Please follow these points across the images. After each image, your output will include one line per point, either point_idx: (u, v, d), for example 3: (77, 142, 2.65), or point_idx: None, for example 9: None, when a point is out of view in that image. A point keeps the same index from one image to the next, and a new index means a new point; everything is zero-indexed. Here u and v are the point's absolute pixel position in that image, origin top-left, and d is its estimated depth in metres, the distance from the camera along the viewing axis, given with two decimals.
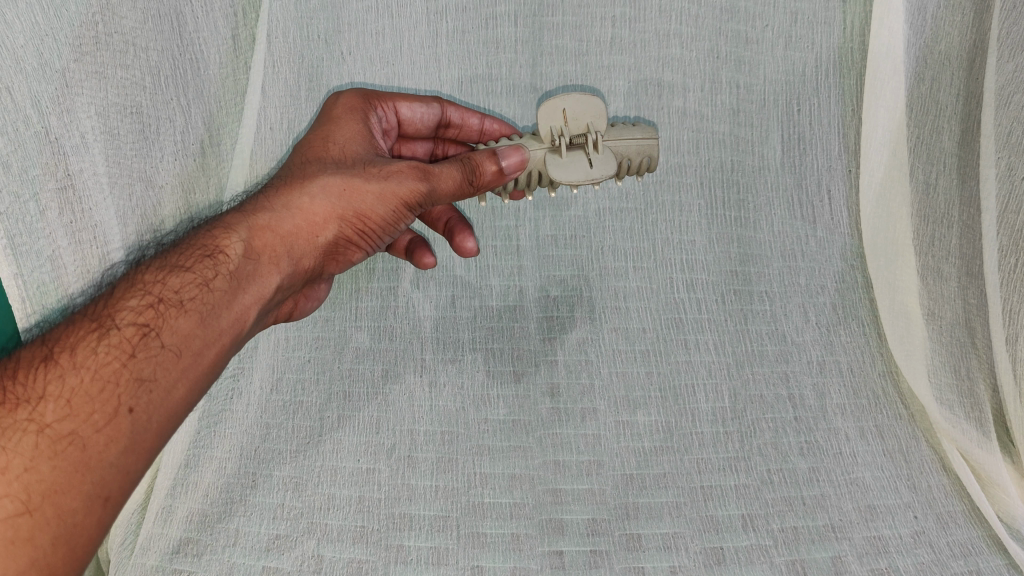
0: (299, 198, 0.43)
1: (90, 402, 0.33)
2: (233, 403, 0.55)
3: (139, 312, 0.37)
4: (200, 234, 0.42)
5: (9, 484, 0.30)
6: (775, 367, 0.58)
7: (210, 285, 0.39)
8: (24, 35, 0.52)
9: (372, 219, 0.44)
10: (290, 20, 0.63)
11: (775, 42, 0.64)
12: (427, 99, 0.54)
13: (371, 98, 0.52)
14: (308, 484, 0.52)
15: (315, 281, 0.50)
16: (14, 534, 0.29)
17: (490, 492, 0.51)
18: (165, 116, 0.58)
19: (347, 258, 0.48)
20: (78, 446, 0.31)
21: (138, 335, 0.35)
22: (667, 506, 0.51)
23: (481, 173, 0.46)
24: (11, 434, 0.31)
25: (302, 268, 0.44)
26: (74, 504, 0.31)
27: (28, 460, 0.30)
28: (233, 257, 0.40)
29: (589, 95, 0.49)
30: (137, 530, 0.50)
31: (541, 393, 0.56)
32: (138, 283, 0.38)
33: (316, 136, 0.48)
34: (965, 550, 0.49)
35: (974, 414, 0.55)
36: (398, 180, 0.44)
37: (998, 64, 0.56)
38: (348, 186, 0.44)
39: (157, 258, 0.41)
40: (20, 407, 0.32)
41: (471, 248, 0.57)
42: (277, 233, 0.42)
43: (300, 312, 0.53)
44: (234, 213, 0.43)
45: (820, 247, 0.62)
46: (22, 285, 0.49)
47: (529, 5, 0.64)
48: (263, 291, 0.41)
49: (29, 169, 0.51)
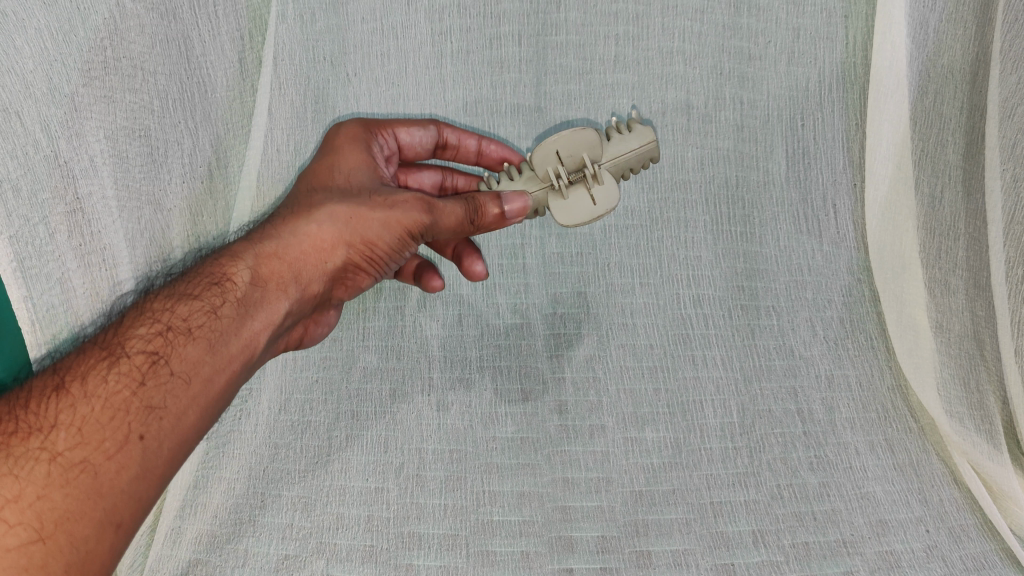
0: (306, 225, 0.43)
1: (101, 431, 0.33)
2: (242, 424, 0.55)
3: (148, 340, 0.37)
4: (208, 262, 0.42)
5: (22, 512, 0.30)
6: (784, 382, 0.57)
7: (218, 312, 0.39)
8: (33, 60, 0.53)
9: (379, 246, 0.44)
10: (296, 43, 0.64)
11: (778, 58, 0.64)
12: (423, 123, 0.55)
13: (371, 126, 0.53)
14: (317, 505, 0.51)
15: (322, 306, 0.50)
16: (27, 562, 0.29)
17: (499, 509, 0.51)
18: (173, 139, 0.59)
19: (356, 283, 0.48)
20: (90, 473, 0.32)
21: (147, 362, 0.36)
22: (677, 523, 0.50)
23: (484, 214, 0.45)
24: (23, 463, 0.31)
25: (311, 293, 0.44)
26: (86, 532, 0.31)
27: (40, 489, 0.31)
28: (240, 285, 0.41)
29: (580, 127, 0.48)
30: (146, 553, 0.49)
31: (549, 410, 0.56)
32: (147, 312, 0.39)
33: (320, 165, 0.49)
34: (978, 564, 0.49)
35: (984, 427, 0.54)
36: (403, 209, 0.44)
37: (1001, 76, 0.56)
38: (354, 214, 0.44)
39: (166, 287, 0.41)
40: (32, 436, 0.32)
41: (480, 271, 0.58)
42: (284, 260, 0.43)
43: (310, 338, 0.54)
44: (241, 242, 0.43)
45: (826, 261, 0.62)
46: (31, 309, 0.50)
47: (533, 25, 0.65)
48: (272, 317, 0.42)
49: (38, 192, 0.52)
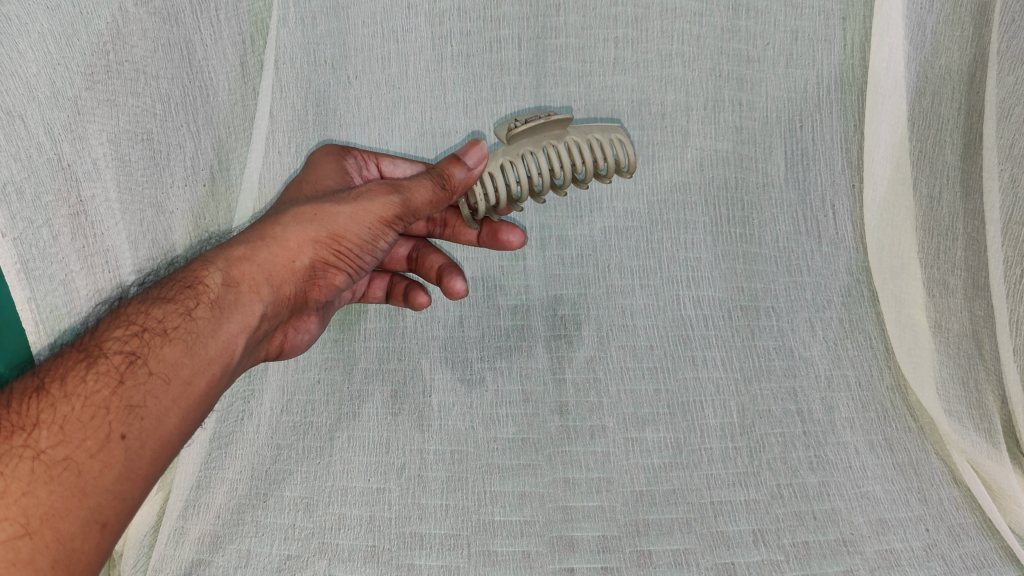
0: (272, 228, 0.44)
1: (83, 429, 0.33)
2: (243, 425, 0.56)
3: (125, 341, 0.37)
4: (183, 269, 0.42)
5: (8, 508, 0.30)
6: (783, 382, 0.58)
7: (192, 313, 0.39)
8: (36, 64, 0.54)
9: (348, 238, 0.45)
10: (297, 46, 0.64)
11: (777, 60, 0.65)
12: (409, 159, 0.56)
13: (350, 150, 0.54)
14: (319, 505, 0.52)
15: (301, 312, 0.49)
16: (15, 557, 0.30)
17: (501, 509, 0.52)
18: (176, 141, 0.60)
19: (329, 283, 0.47)
20: (73, 471, 0.32)
21: (125, 362, 0.36)
22: (677, 523, 0.51)
23: (451, 177, 0.45)
24: (7, 461, 0.32)
25: (284, 295, 0.44)
26: (72, 529, 0.31)
27: (25, 485, 0.31)
28: (212, 287, 0.41)
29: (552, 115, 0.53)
30: (149, 552, 0.50)
31: (550, 411, 0.57)
32: (122, 316, 0.39)
33: (295, 182, 0.51)
34: (978, 562, 0.49)
35: (983, 426, 0.55)
36: (370, 198, 0.45)
37: (999, 77, 0.57)
38: (319, 211, 0.44)
39: (141, 293, 0.41)
40: (16, 434, 0.33)
41: (460, 289, 0.57)
42: (255, 263, 0.42)
43: (291, 347, 0.53)
44: (214, 248, 0.44)
45: (825, 262, 0.62)
46: (35, 308, 0.50)
47: (532, 28, 0.65)
48: (246, 320, 0.41)
49: (42, 195, 0.53)
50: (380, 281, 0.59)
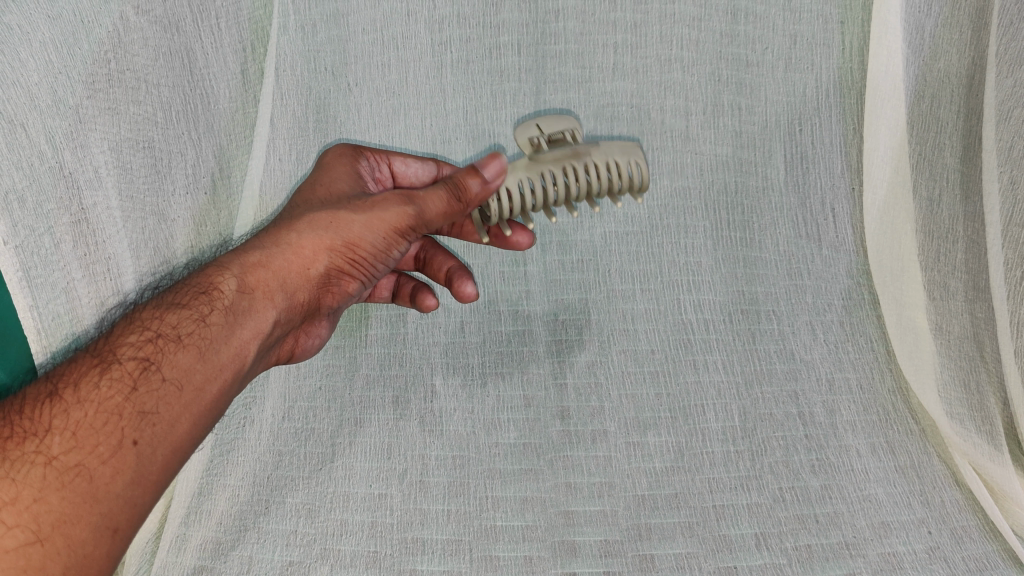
0: (287, 235, 0.44)
1: (95, 435, 0.33)
2: (246, 432, 0.56)
3: (139, 347, 0.38)
4: (197, 274, 0.42)
5: (20, 514, 0.31)
6: (785, 385, 0.58)
7: (206, 320, 0.39)
8: (37, 72, 0.54)
9: (362, 247, 0.45)
10: (297, 54, 0.64)
11: (775, 64, 0.65)
12: (420, 157, 0.56)
13: (361, 150, 0.54)
14: (320, 511, 0.52)
15: (314, 318, 0.49)
16: (25, 563, 0.30)
17: (502, 515, 0.52)
18: (177, 150, 0.60)
19: (343, 290, 0.47)
20: (85, 477, 0.32)
21: (139, 368, 0.36)
22: (679, 527, 0.51)
23: (466, 189, 0.44)
24: (19, 467, 0.32)
25: (297, 302, 0.44)
26: (84, 535, 0.31)
27: (37, 491, 0.31)
28: (227, 294, 0.41)
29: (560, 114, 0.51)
30: (151, 559, 0.50)
31: (551, 416, 0.57)
32: (136, 321, 0.40)
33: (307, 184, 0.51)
34: (981, 565, 0.49)
35: (985, 427, 0.55)
36: (384, 207, 0.45)
37: (998, 80, 0.58)
38: (334, 218, 0.44)
39: (155, 298, 0.42)
40: (28, 440, 0.33)
41: (471, 293, 0.57)
42: (270, 269, 0.42)
43: (302, 351, 0.53)
44: (226, 253, 0.44)
45: (826, 265, 0.62)
46: (38, 317, 0.51)
47: (531, 34, 0.65)
48: (260, 326, 0.41)
49: (43, 203, 0.53)
50: (387, 281, 0.59)
